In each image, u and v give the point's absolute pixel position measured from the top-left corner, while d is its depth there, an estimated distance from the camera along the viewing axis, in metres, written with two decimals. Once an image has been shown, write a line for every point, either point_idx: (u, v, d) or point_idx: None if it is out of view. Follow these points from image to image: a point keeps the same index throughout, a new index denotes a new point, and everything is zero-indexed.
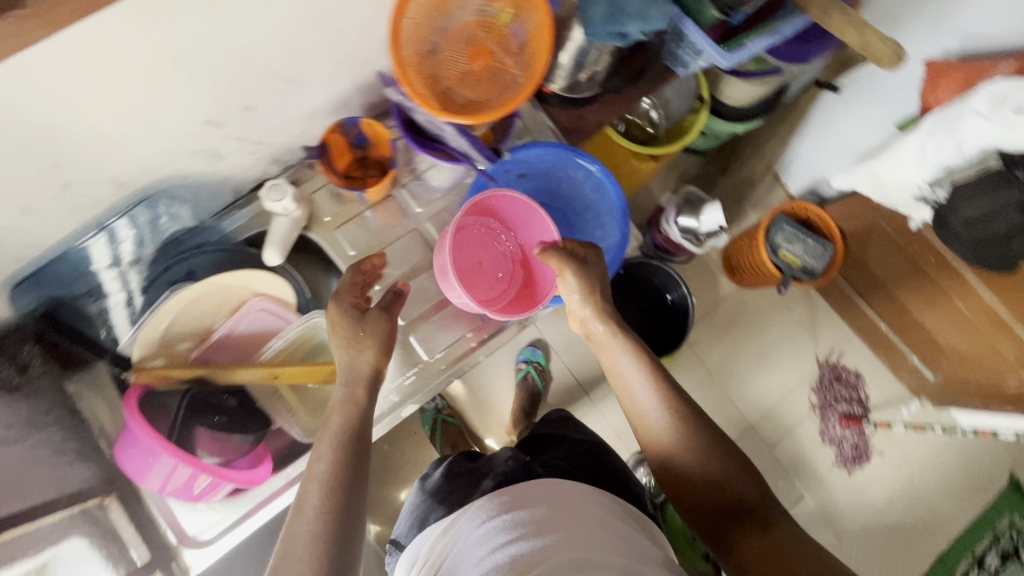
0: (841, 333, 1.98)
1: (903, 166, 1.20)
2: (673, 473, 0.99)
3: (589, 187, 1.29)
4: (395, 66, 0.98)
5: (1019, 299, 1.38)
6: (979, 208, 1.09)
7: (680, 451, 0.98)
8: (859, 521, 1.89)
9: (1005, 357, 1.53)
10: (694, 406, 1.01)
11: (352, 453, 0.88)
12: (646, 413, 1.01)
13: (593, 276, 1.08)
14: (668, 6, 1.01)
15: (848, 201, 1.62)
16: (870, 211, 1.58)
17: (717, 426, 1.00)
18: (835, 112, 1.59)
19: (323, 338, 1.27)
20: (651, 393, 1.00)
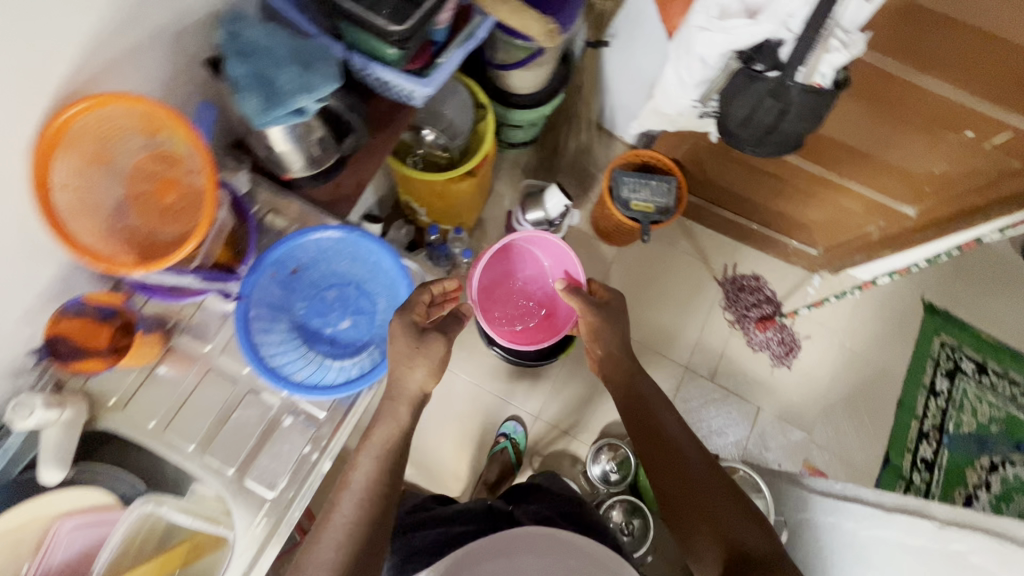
0: (727, 246, 2.03)
1: (673, 93, 1.25)
2: (683, 510, 1.08)
3: (355, 265, 1.19)
4: (65, 245, 0.88)
5: (838, 161, 1.47)
6: (744, 108, 1.11)
7: (696, 488, 1.08)
8: (818, 405, 1.95)
9: (856, 211, 1.62)
10: (707, 457, 1.13)
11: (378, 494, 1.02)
12: (666, 452, 1.14)
13: (613, 318, 1.31)
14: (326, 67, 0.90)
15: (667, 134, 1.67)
16: (688, 135, 1.63)
17: (732, 481, 1.10)
18: (619, 61, 1.65)
19: (162, 521, 1.07)
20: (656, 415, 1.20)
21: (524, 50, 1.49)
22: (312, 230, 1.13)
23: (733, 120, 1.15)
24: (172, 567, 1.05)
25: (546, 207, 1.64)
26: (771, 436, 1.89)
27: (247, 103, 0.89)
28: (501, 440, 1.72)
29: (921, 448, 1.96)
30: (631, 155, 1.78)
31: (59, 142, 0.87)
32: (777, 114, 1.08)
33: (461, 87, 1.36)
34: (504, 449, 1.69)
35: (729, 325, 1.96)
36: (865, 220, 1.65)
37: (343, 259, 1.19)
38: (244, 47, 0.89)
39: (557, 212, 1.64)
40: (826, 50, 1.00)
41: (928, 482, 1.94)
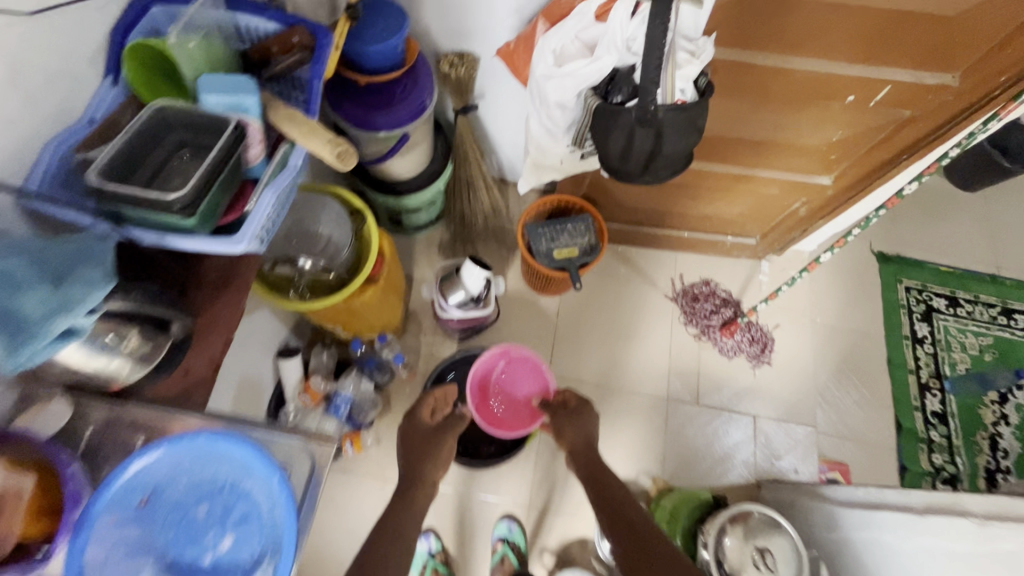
0: (666, 261, 1.95)
1: (545, 144, 1.16)
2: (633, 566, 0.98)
3: (225, 470, 0.72)
4: None
5: (737, 154, 1.42)
6: (619, 142, 1.03)
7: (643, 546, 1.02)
8: (812, 392, 1.83)
9: (775, 195, 1.57)
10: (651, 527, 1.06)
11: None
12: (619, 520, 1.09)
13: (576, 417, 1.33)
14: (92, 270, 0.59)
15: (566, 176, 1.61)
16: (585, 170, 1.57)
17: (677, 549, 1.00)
18: (494, 119, 1.62)
19: None
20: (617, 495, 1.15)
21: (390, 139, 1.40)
22: (184, 435, 0.72)
23: (613, 156, 1.06)
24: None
25: (466, 286, 1.52)
26: (777, 442, 1.75)
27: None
28: (497, 546, 1.53)
29: (927, 402, 1.86)
30: (538, 205, 1.70)
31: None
32: (653, 140, 1.00)
33: (330, 199, 1.25)
34: (504, 555, 1.50)
35: (696, 339, 1.85)
36: (788, 201, 1.60)
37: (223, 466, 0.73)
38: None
39: (479, 287, 1.53)
40: (677, 65, 0.94)
41: (948, 435, 1.82)
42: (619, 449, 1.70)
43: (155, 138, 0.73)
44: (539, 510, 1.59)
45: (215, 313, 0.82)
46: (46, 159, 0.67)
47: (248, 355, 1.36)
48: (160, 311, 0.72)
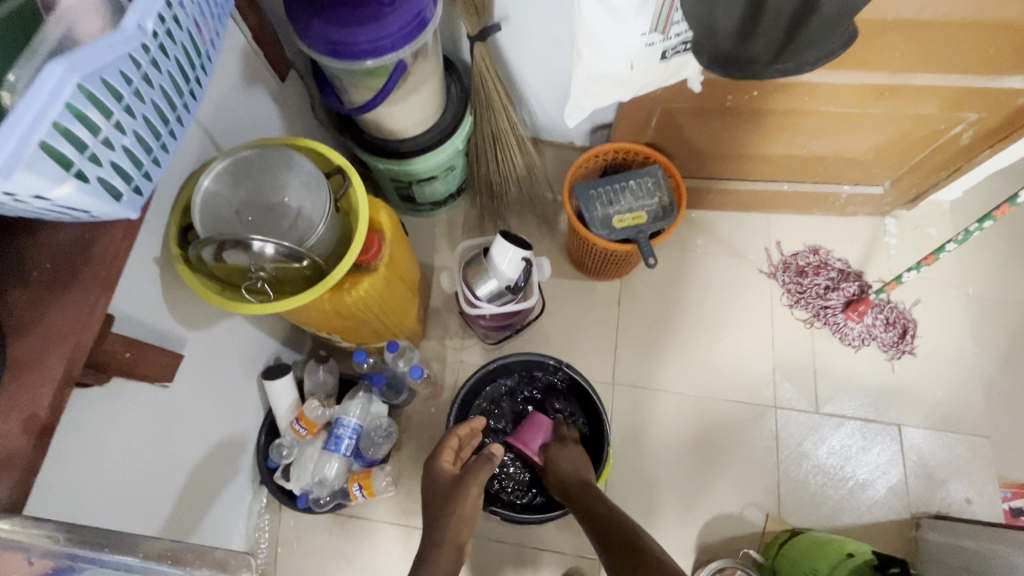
0: (758, 226, 1.48)
1: (605, 41, 0.76)
2: None
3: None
4: None
5: (885, 54, 0.96)
6: (735, 6, 0.61)
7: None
8: (977, 391, 1.33)
9: (930, 114, 1.10)
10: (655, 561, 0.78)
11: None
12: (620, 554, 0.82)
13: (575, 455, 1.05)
14: None
15: (623, 114, 1.19)
16: (650, 103, 1.15)
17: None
18: (522, 49, 1.21)
19: None
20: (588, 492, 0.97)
21: (382, 74, 1.02)
22: None
23: (725, 36, 0.65)
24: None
25: (498, 272, 1.13)
26: (934, 460, 1.28)
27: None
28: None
29: None
30: (585, 160, 1.28)
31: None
32: None
33: (297, 154, 0.88)
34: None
35: (807, 327, 1.39)
36: (946, 121, 1.12)
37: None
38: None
39: (517, 271, 1.13)
40: None
41: None
42: (713, 478, 1.27)
43: None
44: None
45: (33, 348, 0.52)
46: None
47: (214, 379, 1.02)
48: None
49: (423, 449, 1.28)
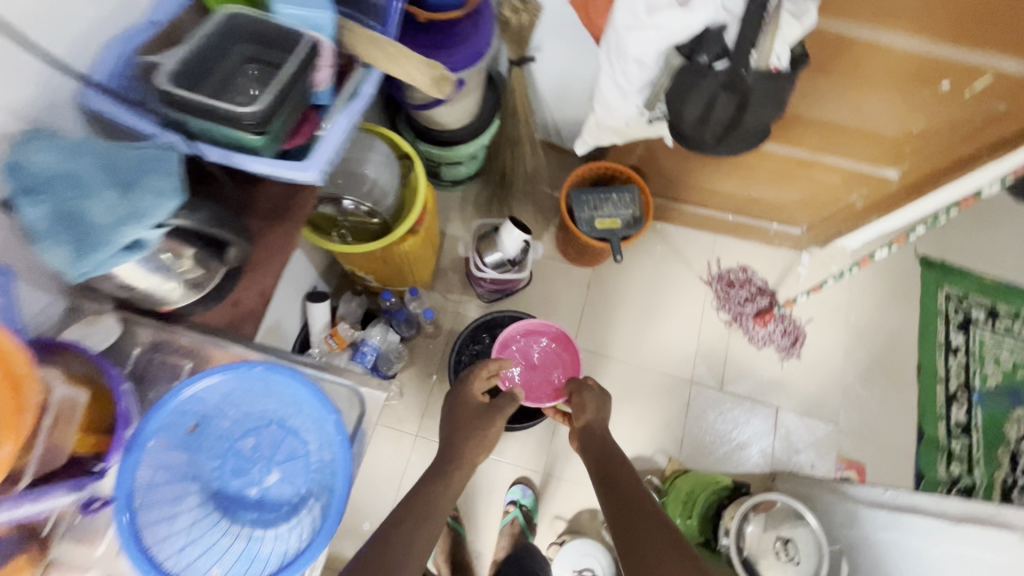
0: (705, 242, 1.88)
1: (613, 104, 1.10)
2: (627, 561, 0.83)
3: (280, 399, 0.71)
4: None
5: (806, 136, 1.33)
6: (699, 106, 0.96)
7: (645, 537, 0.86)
8: (837, 391, 1.79)
9: (835, 183, 1.50)
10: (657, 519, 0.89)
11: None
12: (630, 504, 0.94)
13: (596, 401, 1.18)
14: (158, 178, 0.53)
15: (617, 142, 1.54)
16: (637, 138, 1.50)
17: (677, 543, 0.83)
18: (550, 78, 1.54)
19: None
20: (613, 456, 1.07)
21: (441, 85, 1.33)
22: (243, 364, 0.69)
23: (688, 122, 1.00)
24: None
25: (503, 247, 1.47)
26: (797, 436, 1.73)
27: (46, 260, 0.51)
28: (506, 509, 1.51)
29: (953, 412, 1.80)
30: (581, 171, 1.64)
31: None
32: (735, 108, 0.94)
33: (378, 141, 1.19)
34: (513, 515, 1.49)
35: (727, 326, 1.81)
36: (847, 190, 1.52)
37: (276, 391, 0.71)
38: (16, 173, 0.50)
39: (517, 249, 1.48)
40: (778, 28, 0.88)
41: (969, 446, 1.77)
42: (638, 426, 1.68)
43: (223, 47, 0.66)
44: (554, 481, 1.55)
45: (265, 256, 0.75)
46: (97, 67, 0.64)
47: (281, 292, 1.33)
48: (224, 235, 0.63)
49: (421, 374, 1.63)
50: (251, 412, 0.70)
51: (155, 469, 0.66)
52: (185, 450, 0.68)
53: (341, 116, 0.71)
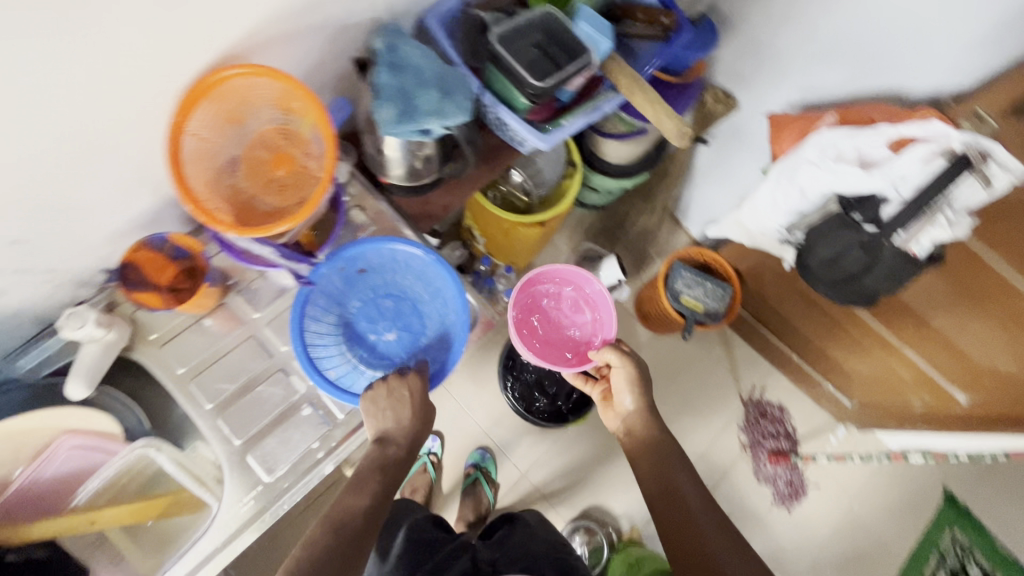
0: (761, 369, 1.97)
1: (761, 212, 1.23)
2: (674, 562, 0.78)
3: (426, 287, 0.89)
4: (187, 202, 0.64)
5: (898, 319, 1.45)
6: (832, 249, 1.11)
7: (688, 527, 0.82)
8: (807, 561, 1.81)
9: (905, 379, 1.57)
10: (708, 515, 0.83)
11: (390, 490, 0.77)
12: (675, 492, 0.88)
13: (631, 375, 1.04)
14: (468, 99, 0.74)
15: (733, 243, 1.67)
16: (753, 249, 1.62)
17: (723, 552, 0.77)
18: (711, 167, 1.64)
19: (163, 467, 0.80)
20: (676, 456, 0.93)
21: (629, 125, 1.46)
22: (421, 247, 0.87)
23: (814, 257, 1.15)
24: (149, 517, 0.77)
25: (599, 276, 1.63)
26: None
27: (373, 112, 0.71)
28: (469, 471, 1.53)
29: None
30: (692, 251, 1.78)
31: (206, 97, 0.64)
32: (864, 265, 1.08)
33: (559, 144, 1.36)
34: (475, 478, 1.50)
35: (742, 447, 1.88)
36: (909, 392, 1.59)
37: (430, 278, 0.88)
38: (388, 52, 0.71)
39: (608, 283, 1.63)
40: (930, 224, 1.00)
41: None
42: None
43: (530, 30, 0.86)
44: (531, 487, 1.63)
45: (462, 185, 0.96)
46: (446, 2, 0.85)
47: None
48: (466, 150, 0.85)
49: None
50: (405, 284, 0.89)
51: (327, 286, 0.85)
52: (350, 283, 0.87)
53: (581, 118, 0.91)
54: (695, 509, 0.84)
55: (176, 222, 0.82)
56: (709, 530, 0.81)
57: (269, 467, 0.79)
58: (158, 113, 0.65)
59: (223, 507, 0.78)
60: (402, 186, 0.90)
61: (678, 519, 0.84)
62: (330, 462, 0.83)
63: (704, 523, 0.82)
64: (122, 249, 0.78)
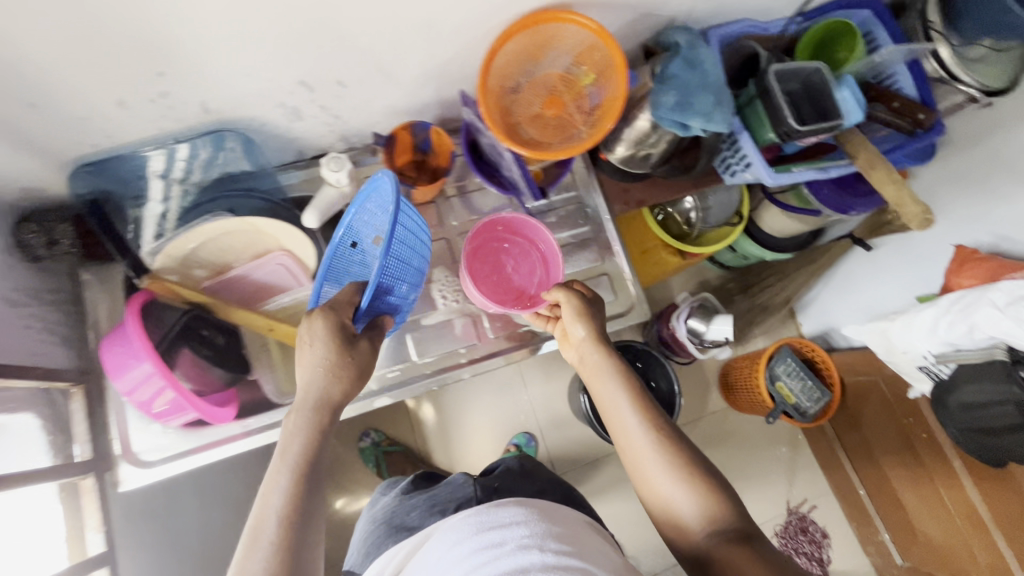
0: (818, 487, 1.78)
1: (912, 331, 1.15)
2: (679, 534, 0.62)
3: (383, 219, 0.69)
4: (482, 103, 0.74)
5: (1002, 500, 1.19)
6: (977, 394, 1.03)
7: (672, 497, 0.63)
8: None
9: (979, 565, 1.29)
10: (704, 466, 0.64)
11: (324, 449, 0.61)
12: (640, 452, 0.66)
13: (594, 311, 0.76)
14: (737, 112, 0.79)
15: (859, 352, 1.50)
16: (876, 368, 1.45)
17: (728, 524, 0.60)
18: (859, 274, 1.58)
19: None
20: (644, 397, 0.69)
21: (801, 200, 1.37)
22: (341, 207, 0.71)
23: (961, 395, 1.06)
24: None
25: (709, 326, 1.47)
26: None
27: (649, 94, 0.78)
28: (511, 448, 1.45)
29: None
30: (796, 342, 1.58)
31: (538, 27, 0.74)
32: (1013, 423, 0.98)
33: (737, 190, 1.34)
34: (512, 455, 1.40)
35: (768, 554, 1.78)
36: None
37: (377, 207, 0.70)
38: (687, 48, 0.78)
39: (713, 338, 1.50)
40: None
41: None
42: None
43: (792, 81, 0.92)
44: None
45: (662, 188, 1.00)
46: (737, 24, 0.90)
47: None
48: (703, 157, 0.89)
49: None
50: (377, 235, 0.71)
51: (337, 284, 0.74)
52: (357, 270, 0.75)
53: (811, 172, 0.90)
54: (670, 480, 0.63)
55: (430, 118, 0.90)
56: (688, 501, 0.62)
57: (420, 352, 0.87)
58: (491, 29, 0.74)
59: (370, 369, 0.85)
60: (614, 164, 0.95)
61: (657, 497, 0.64)
62: (469, 372, 0.89)
63: (684, 497, 0.62)
64: (385, 123, 0.87)
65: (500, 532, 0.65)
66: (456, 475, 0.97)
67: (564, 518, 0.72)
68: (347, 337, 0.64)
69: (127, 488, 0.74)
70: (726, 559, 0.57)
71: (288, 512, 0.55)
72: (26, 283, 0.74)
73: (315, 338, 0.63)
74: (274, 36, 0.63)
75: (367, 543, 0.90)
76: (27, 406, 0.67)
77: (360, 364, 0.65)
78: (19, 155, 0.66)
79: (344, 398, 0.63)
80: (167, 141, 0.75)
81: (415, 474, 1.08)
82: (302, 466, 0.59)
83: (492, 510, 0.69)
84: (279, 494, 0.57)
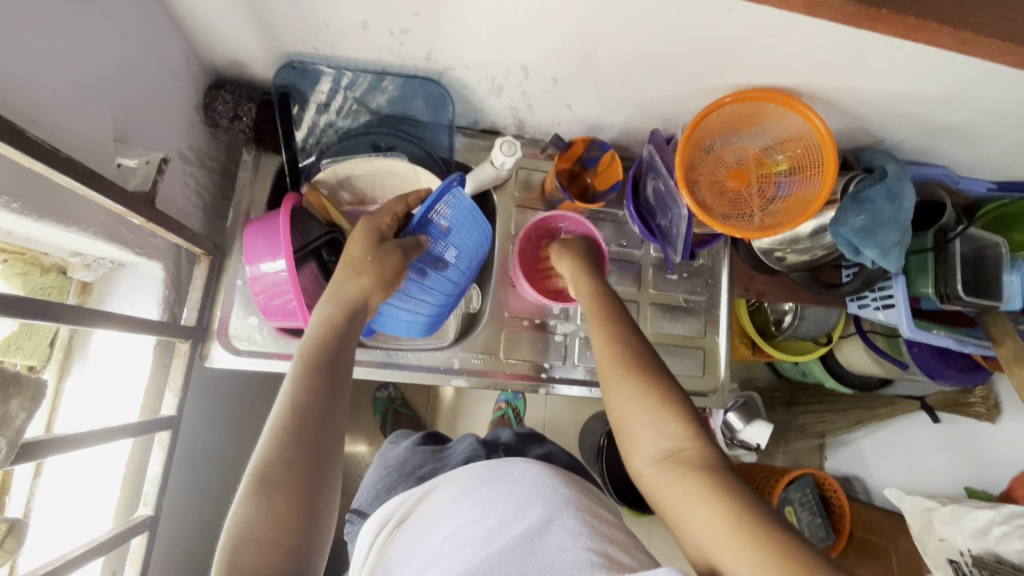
0: None
1: (959, 523, 1.10)
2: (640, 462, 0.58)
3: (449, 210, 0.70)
4: (679, 151, 0.74)
5: None
6: None
7: (633, 421, 0.58)
8: None
9: None
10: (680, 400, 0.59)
11: (339, 355, 0.57)
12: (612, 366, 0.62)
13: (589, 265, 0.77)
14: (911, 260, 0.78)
15: (885, 515, 1.38)
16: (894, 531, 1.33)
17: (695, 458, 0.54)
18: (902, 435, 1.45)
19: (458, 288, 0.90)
20: (629, 346, 0.63)
21: (892, 347, 1.18)
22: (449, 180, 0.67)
23: None
24: None
25: (746, 425, 1.31)
26: None
27: (837, 207, 0.79)
28: (500, 406, 1.33)
29: None
30: (818, 472, 1.42)
31: (765, 107, 0.74)
32: None
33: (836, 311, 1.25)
34: (500, 414, 1.29)
35: None
36: None
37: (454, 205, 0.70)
38: (896, 179, 0.78)
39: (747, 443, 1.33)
40: None
41: None
42: None
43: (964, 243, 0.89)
44: None
45: (786, 289, 0.99)
46: (933, 168, 0.88)
47: None
48: (852, 284, 0.86)
49: None
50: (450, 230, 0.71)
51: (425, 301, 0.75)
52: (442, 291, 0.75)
53: (951, 339, 0.88)
54: (638, 423, 0.58)
55: (605, 137, 0.91)
56: (649, 433, 0.57)
57: (508, 350, 0.87)
58: (719, 86, 0.74)
59: (457, 348, 0.86)
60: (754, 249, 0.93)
61: (627, 442, 0.59)
62: (545, 388, 0.88)
63: (641, 419, 0.58)
64: (565, 125, 0.88)
65: (509, 486, 0.60)
66: (464, 436, 0.87)
67: (574, 483, 0.66)
68: (378, 242, 0.65)
69: (212, 364, 0.76)
70: (691, 495, 0.52)
71: (293, 424, 0.50)
72: (193, 141, 0.77)
73: (351, 244, 0.65)
74: (532, 20, 0.64)
75: (373, 485, 0.84)
76: (159, 255, 0.70)
77: (386, 272, 0.63)
78: (249, 33, 0.69)
79: (366, 296, 0.62)
80: (374, 69, 0.76)
81: (423, 432, 0.98)
82: (312, 372, 0.55)
83: (500, 466, 0.64)
84: (288, 410, 0.51)
